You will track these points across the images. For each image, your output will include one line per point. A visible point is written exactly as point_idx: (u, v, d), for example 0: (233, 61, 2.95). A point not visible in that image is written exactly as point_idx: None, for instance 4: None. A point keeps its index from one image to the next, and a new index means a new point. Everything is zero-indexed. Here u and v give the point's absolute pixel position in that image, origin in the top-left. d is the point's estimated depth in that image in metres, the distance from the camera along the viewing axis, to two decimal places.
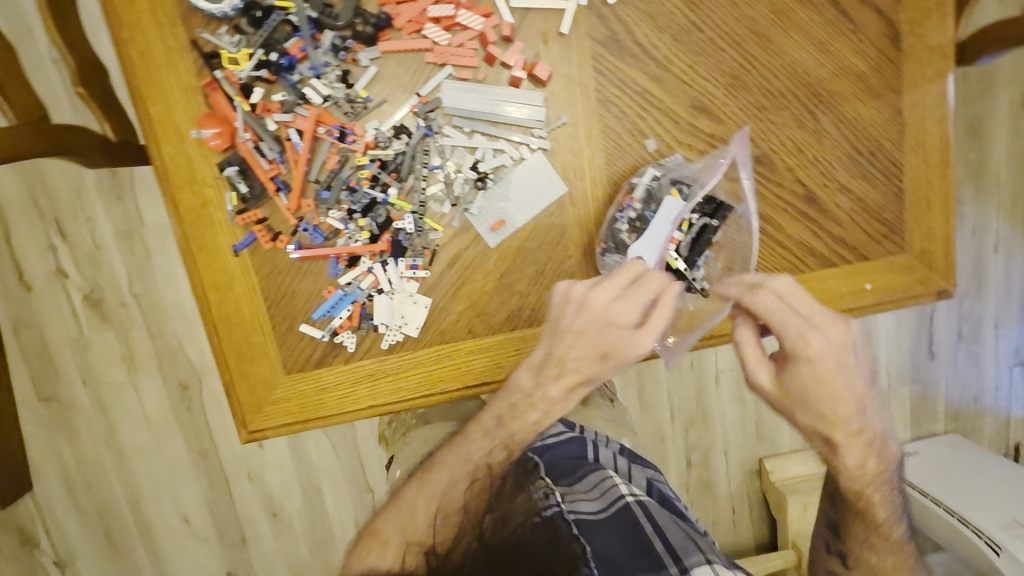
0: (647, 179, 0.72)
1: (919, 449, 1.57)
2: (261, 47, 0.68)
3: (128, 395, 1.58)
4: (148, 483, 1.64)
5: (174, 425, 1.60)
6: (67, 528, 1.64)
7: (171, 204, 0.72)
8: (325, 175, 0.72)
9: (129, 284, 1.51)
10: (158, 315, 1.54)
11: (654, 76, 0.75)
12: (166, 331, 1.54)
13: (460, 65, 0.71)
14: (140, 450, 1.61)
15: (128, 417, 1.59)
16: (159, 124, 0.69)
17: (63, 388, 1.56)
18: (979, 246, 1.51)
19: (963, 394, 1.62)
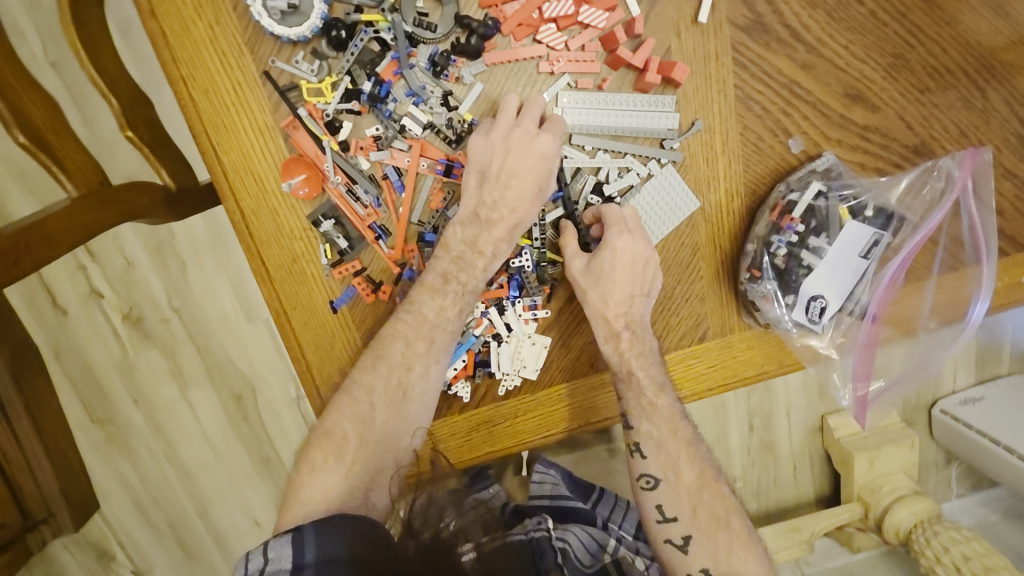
0: (809, 196, 0.63)
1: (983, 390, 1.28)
2: (348, 74, 0.57)
3: (182, 412, 1.34)
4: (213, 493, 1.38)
5: (234, 439, 1.35)
6: (145, 548, 1.38)
7: (258, 263, 0.63)
8: (428, 216, 0.63)
9: (168, 298, 1.29)
10: (203, 329, 1.30)
11: (803, 62, 0.63)
12: (212, 344, 1.30)
13: (578, 72, 0.60)
14: (201, 463, 1.36)
15: (184, 432, 1.34)
16: (235, 174, 0.59)
17: (117, 408, 1.33)
18: None
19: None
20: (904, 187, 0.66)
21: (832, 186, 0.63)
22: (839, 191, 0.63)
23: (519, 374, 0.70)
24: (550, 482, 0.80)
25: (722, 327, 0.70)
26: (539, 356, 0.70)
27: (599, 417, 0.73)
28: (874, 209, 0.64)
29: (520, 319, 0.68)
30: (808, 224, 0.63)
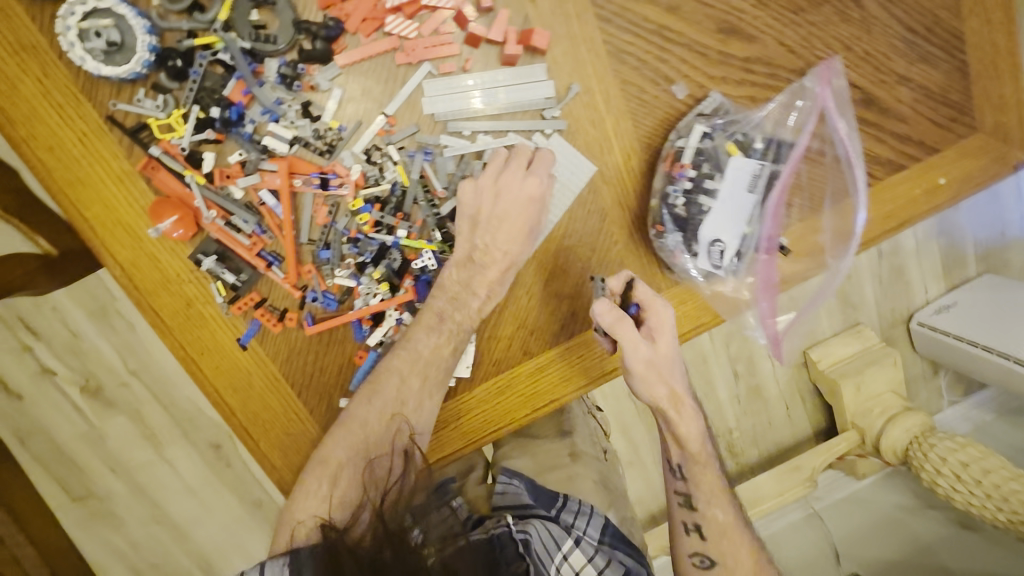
0: (694, 140, 0.62)
1: (956, 299, 1.34)
2: (195, 103, 0.54)
3: (163, 471, 1.33)
4: (210, 545, 1.37)
5: (220, 486, 1.34)
6: None
7: (152, 313, 0.60)
8: (318, 233, 0.60)
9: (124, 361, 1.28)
10: (166, 385, 1.29)
11: (669, 6, 0.62)
12: (177, 396, 1.30)
13: (439, 57, 0.58)
14: (191, 518, 1.35)
15: (165, 490, 1.33)
16: (102, 229, 0.57)
17: (94, 480, 1.31)
18: None
19: (988, 231, 1.37)
20: (774, 109, 0.65)
21: (716, 125, 0.63)
22: (724, 128, 0.63)
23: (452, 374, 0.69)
24: (512, 492, 0.80)
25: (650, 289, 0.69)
26: (468, 352, 0.69)
27: (544, 400, 0.71)
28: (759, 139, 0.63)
29: None
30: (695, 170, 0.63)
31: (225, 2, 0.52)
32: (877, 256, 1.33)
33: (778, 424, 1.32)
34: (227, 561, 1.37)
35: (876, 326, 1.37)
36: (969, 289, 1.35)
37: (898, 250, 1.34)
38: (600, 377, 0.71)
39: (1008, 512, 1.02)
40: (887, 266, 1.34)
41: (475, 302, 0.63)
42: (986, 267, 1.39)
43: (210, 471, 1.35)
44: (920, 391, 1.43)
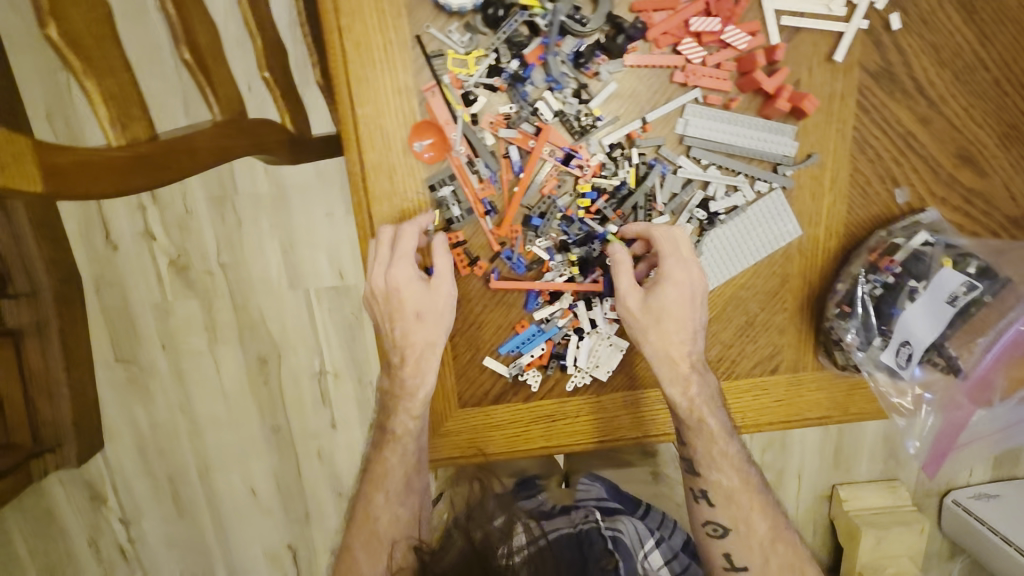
0: (914, 244, 0.62)
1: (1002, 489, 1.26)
2: (494, 52, 0.59)
3: (206, 364, 1.41)
4: (216, 454, 1.45)
5: (251, 401, 1.42)
6: (133, 491, 1.48)
7: (367, 216, 0.64)
8: (538, 201, 0.64)
9: (217, 253, 1.35)
10: (246, 288, 1.37)
11: (923, 118, 0.65)
12: (251, 303, 1.37)
13: (710, 89, 0.62)
14: (215, 420, 1.44)
15: (208, 389, 1.42)
16: (365, 128, 0.61)
17: (143, 351, 1.41)
18: None
19: None
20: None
21: (940, 238, 0.62)
22: (949, 245, 0.61)
23: (590, 372, 0.71)
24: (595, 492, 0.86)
25: (793, 365, 0.72)
26: (615, 359, 0.70)
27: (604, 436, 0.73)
28: (977, 268, 0.60)
29: (605, 318, 0.69)
30: (875, 277, 0.63)
31: None
32: None
33: None
34: (226, 479, 1.46)
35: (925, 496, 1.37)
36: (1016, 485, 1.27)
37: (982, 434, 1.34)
38: (643, 437, 0.74)
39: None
40: None
41: (405, 298, 0.64)
42: None
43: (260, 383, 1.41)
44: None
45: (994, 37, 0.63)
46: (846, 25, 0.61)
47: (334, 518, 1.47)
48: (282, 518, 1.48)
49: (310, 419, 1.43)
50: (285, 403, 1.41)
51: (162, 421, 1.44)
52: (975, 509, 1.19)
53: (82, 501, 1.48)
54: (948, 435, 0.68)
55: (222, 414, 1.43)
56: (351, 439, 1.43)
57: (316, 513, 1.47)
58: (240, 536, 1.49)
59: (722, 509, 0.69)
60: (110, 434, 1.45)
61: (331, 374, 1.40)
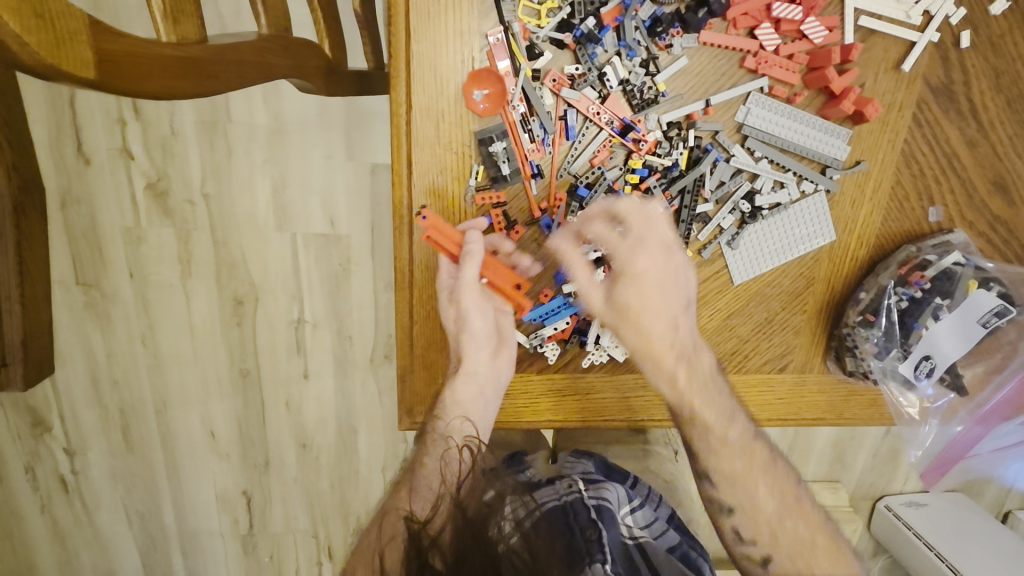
0: (946, 262, 0.63)
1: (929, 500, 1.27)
2: (568, 7, 0.57)
3: (176, 298, 1.33)
4: (177, 391, 1.39)
5: (219, 340, 1.35)
6: (80, 420, 1.40)
7: (404, 162, 0.61)
8: (587, 171, 0.62)
9: (201, 181, 1.26)
10: (228, 222, 1.29)
11: (970, 140, 0.65)
12: (232, 239, 1.29)
13: (778, 79, 0.61)
14: (177, 356, 1.36)
15: (174, 323, 1.35)
16: (420, 70, 0.58)
17: (108, 276, 1.32)
18: None
19: None
20: None
21: (971, 259, 0.63)
22: (978, 267, 0.63)
23: (608, 351, 0.70)
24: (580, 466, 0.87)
25: (802, 366, 0.72)
26: None
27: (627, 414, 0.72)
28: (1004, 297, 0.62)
29: None
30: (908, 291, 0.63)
31: None
32: None
33: None
34: (184, 417, 1.40)
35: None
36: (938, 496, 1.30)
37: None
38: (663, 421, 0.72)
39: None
40: None
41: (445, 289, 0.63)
42: None
43: (231, 322, 1.34)
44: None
45: None
46: (920, 36, 0.61)
47: (293, 468, 1.43)
48: (239, 462, 1.43)
49: (280, 366, 1.38)
50: (258, 346, 1.35)
51: (122, 350, 1.36)
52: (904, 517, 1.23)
53: (24, 428, 1.39)
54: (949, 456, 0.69)
55: (186, 349, 1.36)
56: (321, 390, 1.38)
57: (274, 461, 1.43)
58: (190, 476, 1.44)
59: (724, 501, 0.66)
60: (63, 359, 1.36)
61: (311, 324, 1.34)
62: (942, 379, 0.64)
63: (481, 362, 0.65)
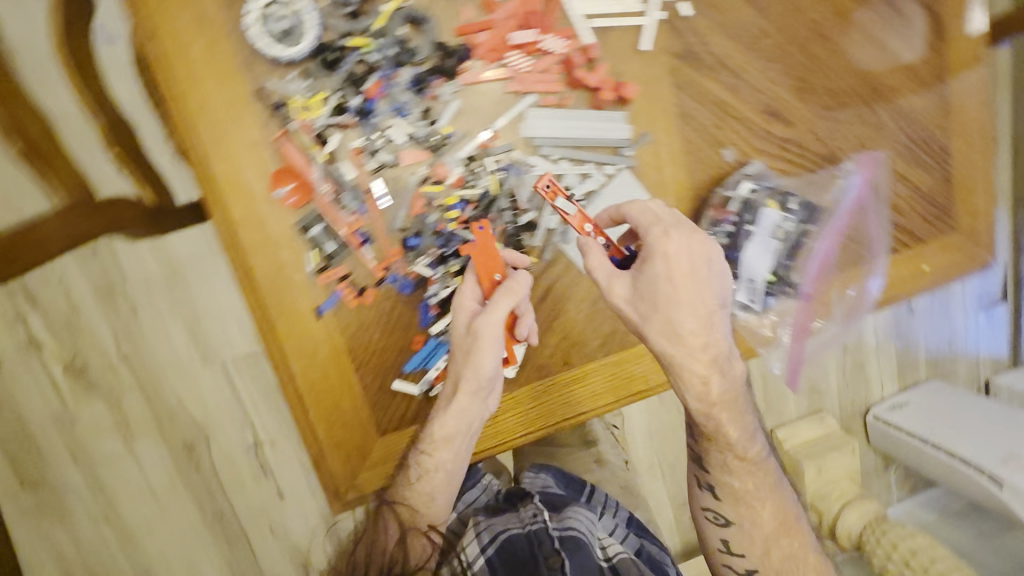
0: (742, 193, 0.74)
1: (908, 399, 1.47)
2: (337, 92, 0.63)
3: (127, 466, 1.33)
4: (157, 557, 1.36)
5: (183, 492, 1.34)
6: None
7: (244, 272, 0.65)
8: (411, 221, 0.68)
9: (116, 344, 1.28)
10: (155, 374, 1.30)
11: (729, 85, 0.74)
12: (165, 389, 1.30)
13: (543, 92, 0.68)
14: (144, 522, 1.34)
15: (132, 492, 1.33)
16: (226, 187, 0.62)
17: (51, 469, 1.30)
18: None
19: (939, 342, 1.49)
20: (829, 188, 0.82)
21: (761, 182, 0.75)
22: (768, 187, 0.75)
23: None
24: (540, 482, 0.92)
25: None
26: (516, 353, 0.75)
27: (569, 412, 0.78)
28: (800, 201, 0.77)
29: None
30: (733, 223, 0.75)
31: (383, 16, 0.62)
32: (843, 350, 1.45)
33: None
34: None
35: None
36: (920, 392, 1.48)
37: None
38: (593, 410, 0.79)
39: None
40: (851, 360, 1.46)
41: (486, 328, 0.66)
42: (936, 373, 1.53)
43: (190, 470, 1.34)
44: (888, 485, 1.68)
45: (767, 9, 0.73)
46: (645, 18, 0.69)
47: None
48: None
49: (251, 496, 1.37)
50: (223, 484, 1.34)
51: (86, 536, 1.33)
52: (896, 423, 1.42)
53: None
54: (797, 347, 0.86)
55: (152, 513, 1.34)
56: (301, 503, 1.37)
57: None
58: None
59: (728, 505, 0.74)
60: (31, 568, 1.32)
61: (268, 444, 1.34)
62: (774, 291, 0.78)
63: (473, 407, 0.70)
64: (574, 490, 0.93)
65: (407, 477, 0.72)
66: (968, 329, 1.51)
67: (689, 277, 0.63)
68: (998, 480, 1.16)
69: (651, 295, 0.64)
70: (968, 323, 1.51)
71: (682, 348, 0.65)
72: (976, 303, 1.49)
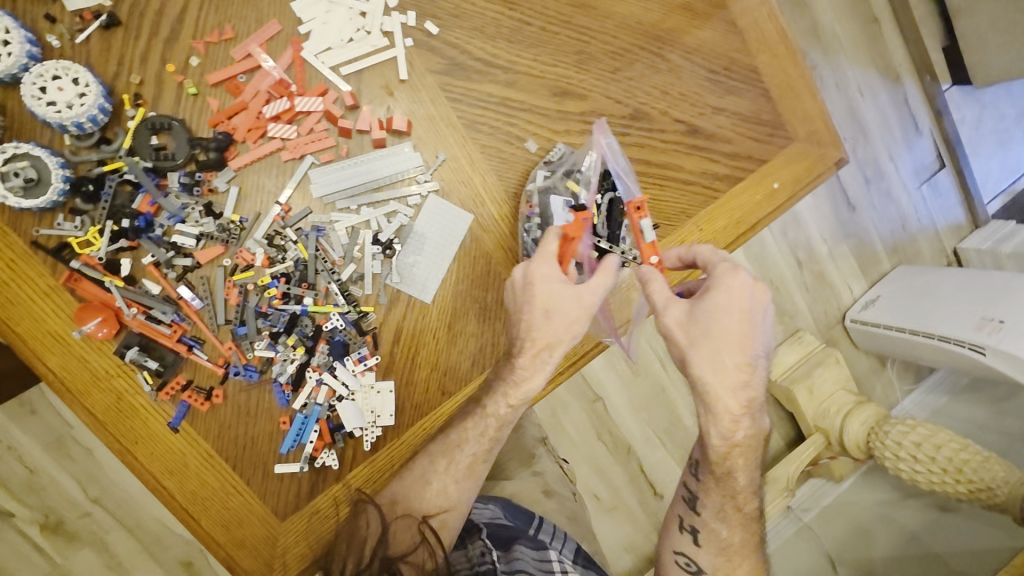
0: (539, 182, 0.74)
1: (879, 292, 1.61)
2: (108, 218, 0.63)
3: None
4: None
5: None
6: None
7: (86, 412, 0.66)
8: (233, 312, 0.68)
9: (84, 491, 1.27)
10: (132, 506, 1.29)
11: (507, 82, 0.74)
12: (145, 517, 1.30)
13: (318, 150, 0.69)
14: None
15: None
16: (33, 342, 0.63)
17: None
18: (847, 96, 1.64)
19: (891, 227, 1.68)
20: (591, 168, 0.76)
21: (553, 167, 0.75)
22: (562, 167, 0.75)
23: (377, 423, 0.74)
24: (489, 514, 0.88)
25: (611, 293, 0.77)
26: (389, 402, 0.74)
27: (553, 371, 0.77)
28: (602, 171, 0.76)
29: (356, 373, 0.73)
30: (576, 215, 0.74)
31: (129, 134, 0.63)
32: (798, 265, 1.62)
33: None
34: None
35: (815, 329, 1.63)
36: (886, 283, 1.64)
37: (814, 257, 1.63)
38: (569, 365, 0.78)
39: (966, 483, 1.20)
40: (809, 273, 1.62)
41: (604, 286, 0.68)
42: (897, 258, 1.70)
43: None
44: (876, 385, 1.65)
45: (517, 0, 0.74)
46: (394, 50, 0.70)
47: None
48: None
49: None
50: None
51: None
52: (870, 320, 1.54)
53: None
54: None
55: None
56: None
57: None
58: None
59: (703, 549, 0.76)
60: None
61: None
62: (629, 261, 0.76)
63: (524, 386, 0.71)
64: (521, 522, 0.87)
65: (400, 481, 0.73)
66: (915, 204, 1.71)
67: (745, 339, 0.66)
68: (979, 347, 1.20)
69: (705, 325, 0.65)
70: (913, 199, 1.71)
71: (720, 380, 0.66)
72: (914, 179, 1.70)
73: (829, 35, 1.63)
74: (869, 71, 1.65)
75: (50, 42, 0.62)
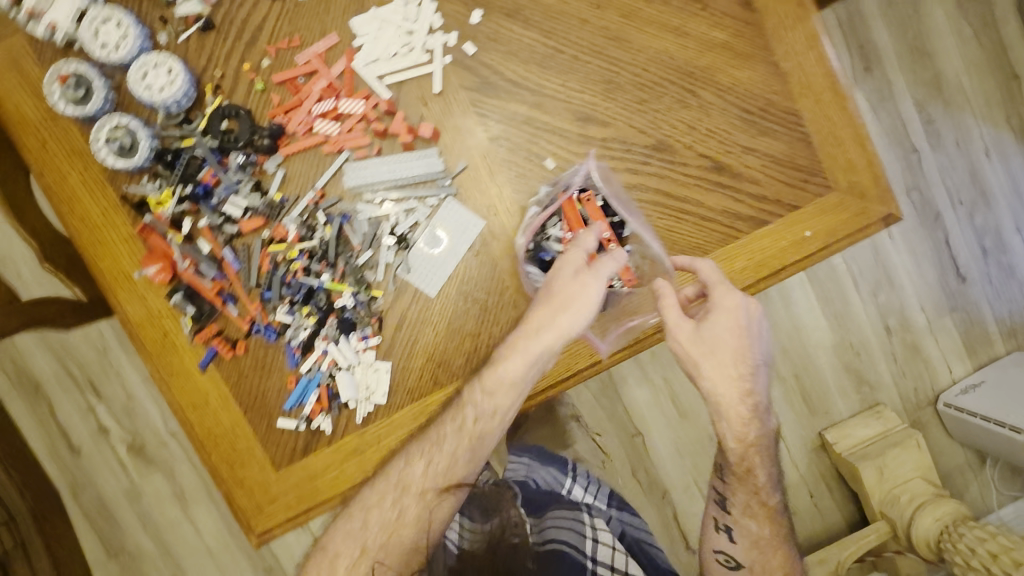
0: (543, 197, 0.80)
1: (984, 378, 1.45)
2: (180, 185, 0.77)
3: (185, 527, 1.68)
4: None
5: (234, 546, 1.69)
6: None
7: (138, 341, 0.79)
8: (263, 278, 0.79)
9: (164, 422, 1.66)
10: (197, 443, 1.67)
11: (534, 103, 0.79)
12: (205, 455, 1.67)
13: (354, 146, 0.78)
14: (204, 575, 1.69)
15: (191, 547, 1.69)
16: (110, 278, 0.78)
17: (127, 536, 1.69)
18: (969, 155, 1.49)
19: (1011, 308, 1.50)
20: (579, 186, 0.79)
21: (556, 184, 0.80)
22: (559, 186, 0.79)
23: (370, 398, 0.81)
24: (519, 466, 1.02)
25: None
26: (384, 380, 0.80)
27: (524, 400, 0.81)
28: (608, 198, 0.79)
29: (357, 350, 0.80)
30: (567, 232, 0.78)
31: (204, 117, 0.76)
32: (887, 332, 1.48)
33: (806, 512, 1.44)
34: None
35: (899, 408, 1.48)
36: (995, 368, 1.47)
37: (907, 327, 1.48)
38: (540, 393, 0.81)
39: None
40: (900, 343, 1.48)
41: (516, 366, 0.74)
42: (1014, 344, 1.51)
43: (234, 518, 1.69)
44: (971, 485, 1.47)
45: (553, 29, 0.78)
46: (433, 65, 0.78)
47: None
48: None
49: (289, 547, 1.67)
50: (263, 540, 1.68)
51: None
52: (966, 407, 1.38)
53: None
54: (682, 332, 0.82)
55: (210, 568, 1.70)
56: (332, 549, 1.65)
57: None
58: None
59: (742, 549, 0.83)
60: None
61: None
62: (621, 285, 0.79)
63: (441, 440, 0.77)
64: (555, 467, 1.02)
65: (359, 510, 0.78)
66: None
67: (739, 352, 0.76)
68: None
69: (711, 341, 0.75)
70: None
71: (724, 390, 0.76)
72: None
73: (955, 87, 1.47)
74: (1003, 132, 1.49)
75: (160, 39, 0.77)
